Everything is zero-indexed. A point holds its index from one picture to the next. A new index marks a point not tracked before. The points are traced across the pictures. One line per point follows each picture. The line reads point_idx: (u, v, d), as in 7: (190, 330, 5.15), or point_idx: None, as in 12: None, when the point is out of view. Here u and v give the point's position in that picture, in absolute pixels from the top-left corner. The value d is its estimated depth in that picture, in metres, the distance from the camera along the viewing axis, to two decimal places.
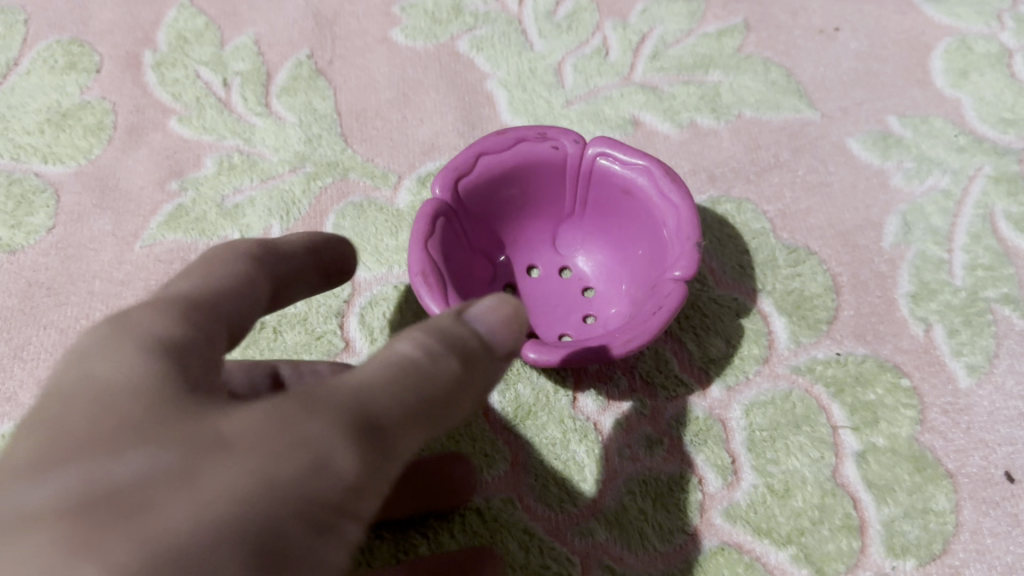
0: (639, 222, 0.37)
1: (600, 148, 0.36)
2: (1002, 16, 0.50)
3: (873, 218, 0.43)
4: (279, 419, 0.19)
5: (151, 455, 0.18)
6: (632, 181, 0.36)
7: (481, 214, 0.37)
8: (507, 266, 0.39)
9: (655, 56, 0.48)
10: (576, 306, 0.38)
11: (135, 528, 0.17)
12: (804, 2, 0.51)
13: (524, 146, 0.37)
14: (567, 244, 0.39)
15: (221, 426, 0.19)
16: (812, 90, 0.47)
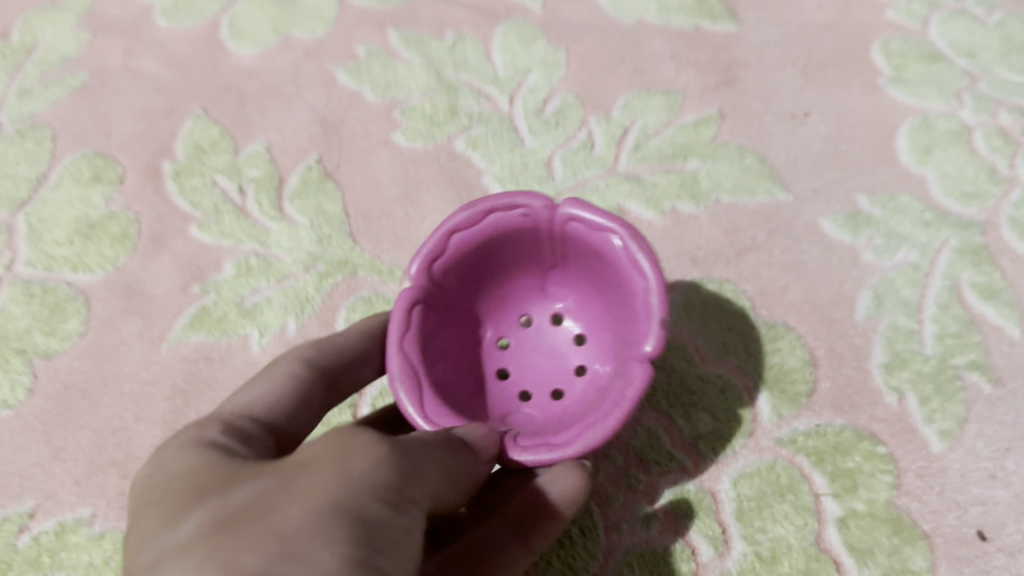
0: (614, 281, 0.39)
1: (569, 212, 0.38)
2: (961, 94, 0.54)
3: (846, 293, 0.46)
4: (328, 456, 0.28)
5: (254, 487, 0.27)
6: (606, 242, 0.38)
7: (463, 278, 0.40)
8: (499, 321, 0.42)
9: (637, 147, 0.52)
10: (564, 362, 0.41)
11: (262, 523, 0.25)
12: (774, 89, 0.55)
13: (494, 213, 0.38)
14: (557, 293, 0.41)
15: (289, 468, 0.27)
16: (784, 174, 0.51)
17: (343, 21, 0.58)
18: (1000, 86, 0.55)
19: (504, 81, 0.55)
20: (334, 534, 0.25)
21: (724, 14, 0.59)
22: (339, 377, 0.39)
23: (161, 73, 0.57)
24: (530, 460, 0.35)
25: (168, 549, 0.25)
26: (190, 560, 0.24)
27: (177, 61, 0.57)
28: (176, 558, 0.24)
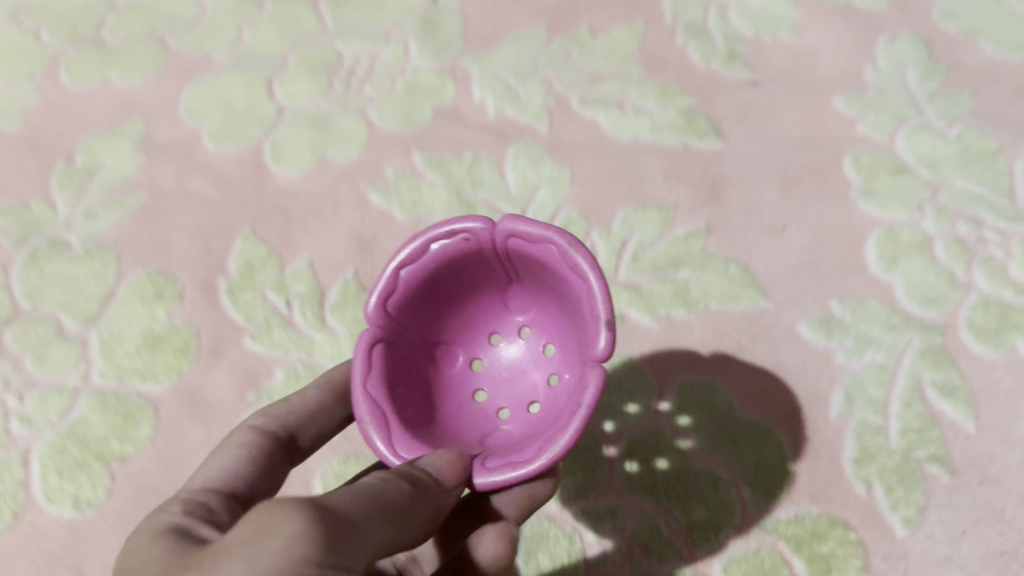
0: (562, 286, 0.44)
1: (506, 226, 0.43)
2: (923, 206, 0.61)
3: (821, 394, 0.53)
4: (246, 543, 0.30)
5: None
6: (543, 251, 0.42)
7: (422, 309, 0.45)
8: (471, 343, 0.47)
9: (635, 259, 0.60)
10: (532, 374, 0.46)
11: None
12: (756, 204, 0.62)
13: (434, 246, 0.44)
14: (518, 310, 0.46)
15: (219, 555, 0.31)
16: (766, 282, 0.58)
17: (376, 144, 0.67)
18: (959, 198, 0.61)
19: (516, 198, 0.64)
20: None
21: (710, 131, 0.68)
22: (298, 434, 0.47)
23: (211, 194, 0.64)
24: (497, 480, 0.41)
25: None
26: None
27: (225, 183, 0.65)
28: None
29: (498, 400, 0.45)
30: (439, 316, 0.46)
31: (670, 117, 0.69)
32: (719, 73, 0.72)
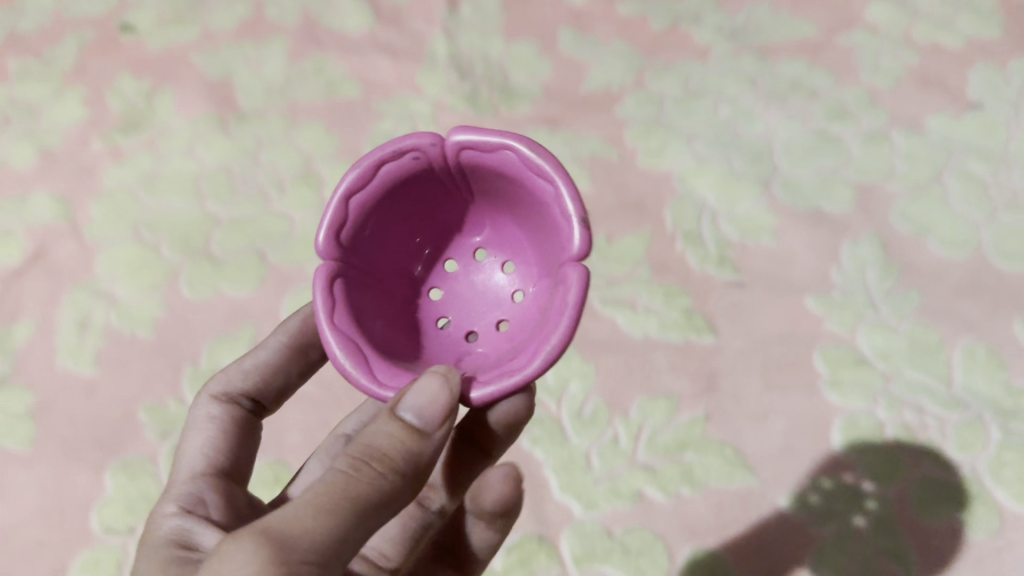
0: (513, 195, 0.60)
1: (459, 142, 0.57)
2: (877, 395, 0.79)
3: (799, 559, 0.73)
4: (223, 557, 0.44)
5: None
6: (494, 161, 0.58)
7: (371, 231, 0.60)
8: (432, 268, 0.62)
9: (650, 442, 0.78)
10: (491, 285, 0.61)
11: None
12: (743, 396, 0.81)
13: (383, 167, 0.58)
14: (470, 232, 0.62)
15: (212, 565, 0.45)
16: (754, 464, 0.78)
17: None
18: (908, 387, 0.79)
19: (554, 389, 0.81)
20: None
21: (705, 328, 0.85)
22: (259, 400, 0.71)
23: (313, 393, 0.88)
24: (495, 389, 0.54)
25: None
26: None
27: (323, 381, 0.89)
28: None
29: (460, 317, 0.61)
30: (391, 241, 0.61)
31: (673, 317, 0.86)
32: (710, 275, 0.89)
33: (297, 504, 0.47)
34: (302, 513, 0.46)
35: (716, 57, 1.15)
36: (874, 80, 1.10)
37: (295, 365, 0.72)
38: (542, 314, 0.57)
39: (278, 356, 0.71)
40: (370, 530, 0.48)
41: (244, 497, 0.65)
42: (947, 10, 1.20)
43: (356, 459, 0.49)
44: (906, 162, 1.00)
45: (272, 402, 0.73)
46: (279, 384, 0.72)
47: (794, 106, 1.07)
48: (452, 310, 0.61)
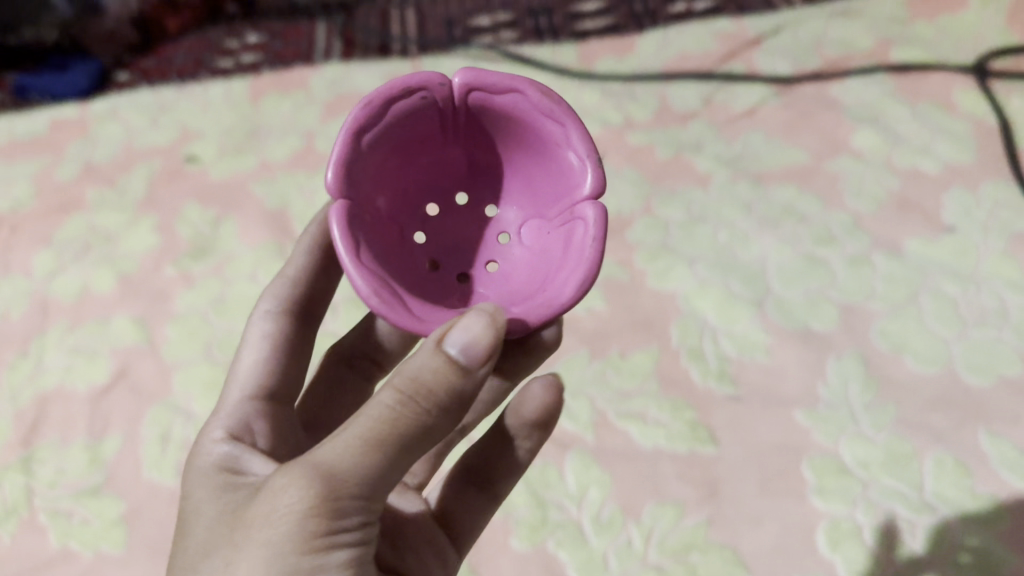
0: (506, 135, 0.74)
1: (469, 86, 0.70)
2: (856, 500, 0.92)
3: None
4: (287, 485, 0.61)
5: (265, 496, 0.63)
6: (503, 105, 0.72)
7: (374, 169, 0.71)
8: (419, 214, 0.75)
9: (660, 543, 0.90)
10: (482, 229, 0.75)
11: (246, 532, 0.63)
12: (741, 503, 0.93)
13: (394, 106, 0.69)
14: (452, 174, 0.76)
15: (277, 485, 0.62)
16: (751, 564, 0.89)
17: None
18: (885, 492, 0.92)
19: (575, 495, 0.94)
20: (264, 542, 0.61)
21: (708, 439, 0.98)
22: (304, 307, 0.89)
23: None
24: (537, 318, 0.67)
25: (242, 519, 0.64)
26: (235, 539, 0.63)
27: None
28: (233, 532, 0.64)
29: (457, 258, 0.74)
30: (385, 184, 0.73)
31: (680, 429, 0.98)
32: (712, 389, 1.02)
33: (350, 438, 0.61)
34: (352, 452, 0.61)
35: (715, 184, 1.30)
36: (858, 204, 1.24)
37: (325, 273, 0.90)
38: (555, 245, 0.73)
39: (310, 260, 0.89)
40: (414, 451, 0.63)
41: (285, 415, 0.84)
42: (925, 138, 1.34)
43: (404, 395, 0.61)
44: (886, 282, 1.12)
45: (313, 304, 0.90)
46: (315, 291, 0.90)
47: (786, 229, 1.21)
48: (449, 253, 0.74)
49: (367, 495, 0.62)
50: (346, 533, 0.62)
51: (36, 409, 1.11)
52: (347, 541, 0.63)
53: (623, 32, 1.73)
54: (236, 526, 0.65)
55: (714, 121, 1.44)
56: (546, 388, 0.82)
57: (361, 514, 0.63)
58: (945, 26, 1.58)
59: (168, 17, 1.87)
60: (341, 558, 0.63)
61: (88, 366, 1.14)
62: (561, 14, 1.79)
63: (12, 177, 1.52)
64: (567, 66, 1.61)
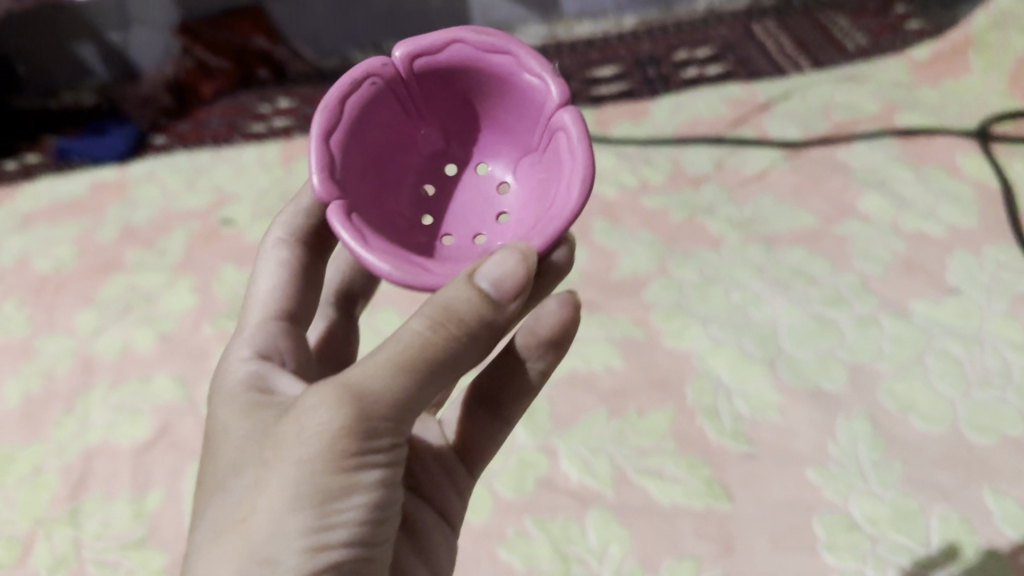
0: (460, 88, 0.81)
1: (407, 53, 0.78)
2: (866, 557, 0.96)
3: None
4: (321, 402, 0.66)
5: (297, 413, 0.67)
6: (443, 58, 0.79)
7: (358, 162, 0.78)
8: (419, 197, 0.82)
9: None
10: (481, 189, 0.82)
11: (277, 448, 0.66)
12: (755, 558, 0.97)
13: (346, 100, 0.76)
14: (434, 147, 0.83)
15: (309, 403, 0.66)
16: None
17: (499, 512, 1.03)
18: (893, 548, 0.96)
19: (596, 550, 0.99)
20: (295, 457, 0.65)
21: (724, 495, 1.02)
22: (317, 236, 0.95)
23: None
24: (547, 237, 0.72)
25: (272, 436, 0.68)
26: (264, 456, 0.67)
27: None
28: (262, 450, 0.68)
29: (464, 221, 0.81)
30: (375, 176, 0.79)
31: (697, 486, 1.03)
32: (727, 447, 1.07)
33: (387, 363, 0.67)
34: (387, 376, 0.66)
35: (727, 247, 1.36)
36: (865, 267, 1.29)
37: None
38: (547, 168, 0.79)
39: None
40: (443, 376, 0.69)
41: (304, 335, 0.91)
42: (929, 201, 1.40)
43: (436, 320, 0.67)
44: (892, 343, 1.17)
45: (322, 229, 0.95)
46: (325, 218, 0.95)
47: (796, 291, 1.26)
48: (456, 219, 0.81)
49: (396, 417, 0.67)
50: (378, 453, 0.67)
51: (82, 465, 1.16)
52: (376, 463, 0.68)
53: (638, 97, 1.83)
54: (265, 442, 0.69)
55: (726, 184, 1.51)
56: (561, 306, 0.86)
57: (390, 436, 0.68)
58: (947, 91, 1.64)
59: (204, 83, 1.97)
60: (370, 477, 0.68)
61: (131, 423, 1.20)
62: (578, 80, 1.92)
63: (56, 238, 1.60)
64: (585, 131, 1.70)
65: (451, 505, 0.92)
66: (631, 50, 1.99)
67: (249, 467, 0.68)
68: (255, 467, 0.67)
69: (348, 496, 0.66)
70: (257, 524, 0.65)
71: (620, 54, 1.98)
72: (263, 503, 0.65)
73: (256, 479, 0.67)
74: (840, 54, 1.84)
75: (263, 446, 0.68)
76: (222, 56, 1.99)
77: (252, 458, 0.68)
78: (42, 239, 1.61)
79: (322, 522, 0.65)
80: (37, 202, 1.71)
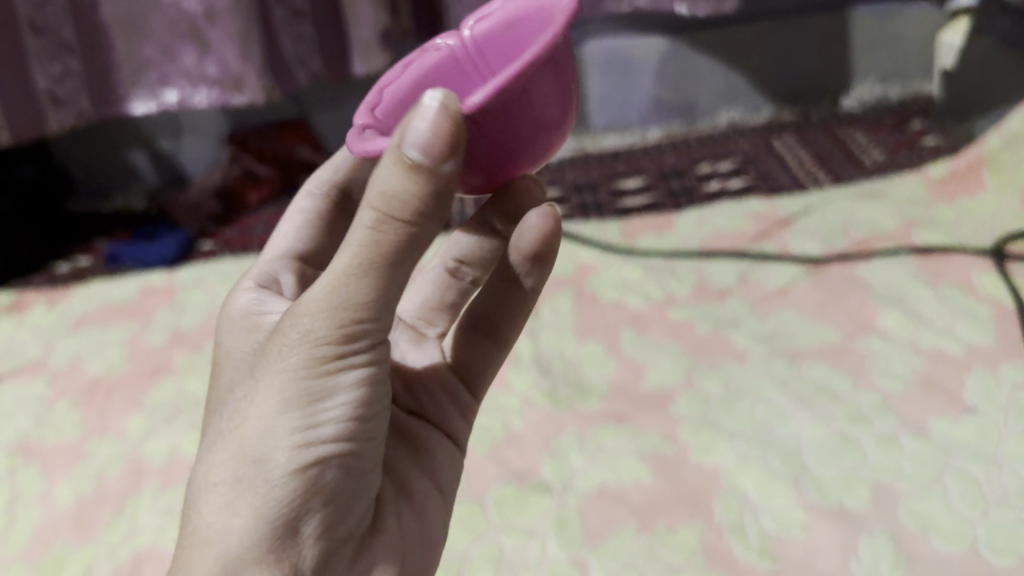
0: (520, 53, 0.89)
1: (473, 25, 0.91)
2: None
3: None
4: (297, 318, 0.77)
5: (284, 327, 0.79)
6: (496, 22, 0.89)
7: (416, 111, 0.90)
8: None
9: None
10: None
11: (269, 362, 0.80)
12: None
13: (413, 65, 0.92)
14: None
15: (291, 319, 0.78)
16: None
17: None
18: None
19: None
20: (280, 371, 0.78)
21: None
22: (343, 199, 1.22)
23: None
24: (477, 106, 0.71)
25: (271, 346, 0.81)
26: (261, 369, 0.81)
27: None
28: (261, 364, 0.82)
29: None
30: None
31: None
32: (754, 564, 1.10)
33: (345, 267, 0.74)
34: (345, 282, 0.74)
35: (752, 361, 1.41)
36: (886, 385, 1.34)
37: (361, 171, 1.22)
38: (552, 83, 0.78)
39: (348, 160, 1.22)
40: (405, 267, 0.74)
41: (311, 272, 1.19)
42: (947, 320, 1.45)
43: (380, 214, 0.71)
44: (912, 462, 1.21)
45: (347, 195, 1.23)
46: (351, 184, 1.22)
47: (819, 408, 1.31)
48: None
49: (367, 317, 0.76)
50: (355, 354, 0.78)
51: (131, 567, 1.22)
52: (355, 363, 0.79)
53: (663, 209, 1.91)
54: (266, 353, 0.82)
55: (750, 298, 1.56)
56: (542, 218, 0.97)
57: (368, 338, 0.78)
58: (963, 208, 1.71)
59: (250, 191, 2.06)
60: (352, 377, 0.79)
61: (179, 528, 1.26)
62: (605, 192, 2.01)
63: (106, 341, 1.69)
64: (612, 242, 1.79)
65: (455, 424, 1.07)
66: (655, 163, 2.09)
67: (254, 379, 0.82)
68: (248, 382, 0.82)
69: (330, 393, 0.79)
70: (255, 426, 0.80)
71: (644, 166, 2.08)
72: (255, 410, 0.80)
73: (249, 390, 0.81)
74: (858, 170, 1.92)
75: (262, 360, 0.82)
76: (267, 164, 2.08)
77: (256, 372, 0.82)
78: (94, 341, 1.69)
79: (308, 422, 0.78)
80: (89, 304, 1.80)
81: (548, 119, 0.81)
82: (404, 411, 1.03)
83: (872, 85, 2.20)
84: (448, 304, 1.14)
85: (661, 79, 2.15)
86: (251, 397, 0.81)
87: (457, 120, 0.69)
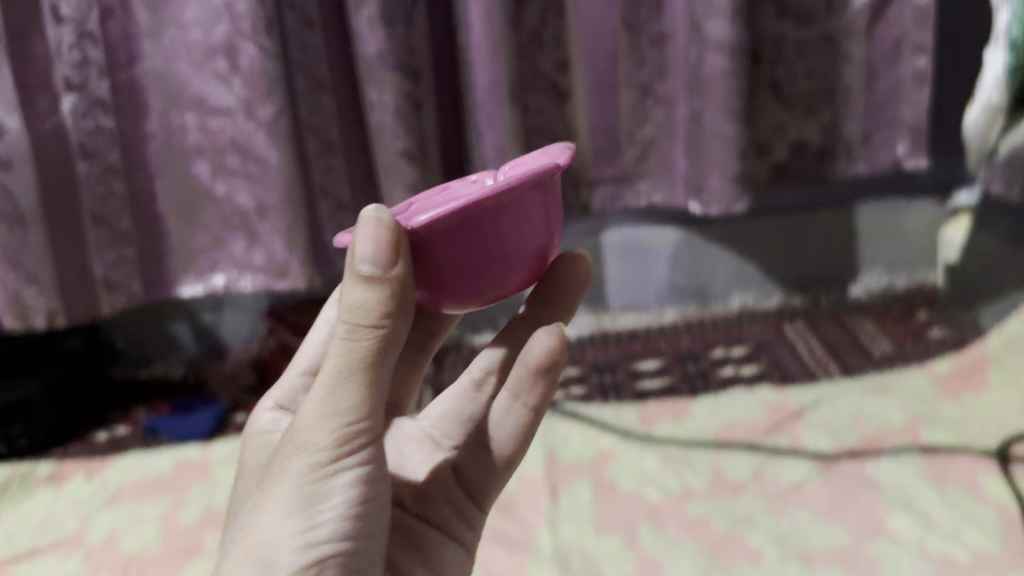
0: None
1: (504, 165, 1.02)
2: None
3: None
4: (294, 434, 0.88)
5: (282, 444, 0.89)
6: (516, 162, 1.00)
7: None
8: None
9: None
10: None
11: (270, 480, 0.89)
12: None
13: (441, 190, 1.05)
14: None
15: (290, 437, 0.88)
16: None
17: None
18: None
19: None
20: (280, 483, 0.87)
21: None
22: None
23: None
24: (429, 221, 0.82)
25: (270, 467, 0.91)
26: (263, 488, 0.90)
27: None
28: (262, 485, 0.90)
29: None
30: None
31: None
32: None
33: (332, 377, 0.86)
34: (332, 388, 0.85)
35: (767, 562, 1.46)
36: None
37: None
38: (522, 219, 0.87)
39: None
40: (381, 369, 0.87)
41: None
42: (955, 523, 1.50)
43: (352, 323, 0.84)
44: None
45: None
46: None
47: None
48: None
49: (356, 419, 0.87)
50: (348, 455, 0.88)
51: None
52: (348, 464, 0.88)
53: (679, 394, 1.98)
54: (266, 474, 0.91)
55: (764, 494, 1.62)
56: (551, 337, 1.05)
57: (358, 439, 0.88)
58: (966, 404, 1.78)
59: (283, 362, 2.13)
60: (345, 478, 0.89)
61: None
62: (623, 373, 2.09)
63: (142, 517, 1.75)
64: (630, 427, 1.86)
65: (461, 532, 1.15)
66: (671, 345, 2.18)
67: (255, 500, 0.91)
68: (253, 498, 0.90)
69: (326, 495, 0.87)
70: (257, 534, 0.87)
71: (661, 348, 2.17)
72: (257, 521, 0.87)
73: (255, 503, 0.90)
74: (868, 360, 2.00)
75: (262, 480, 0.91)
76: (304, 338, 2.16)
77: (257, 493, 0.91)
78: (129, 517, 1.75)
79: (308, 523, 0.86)
80: (126, 477, 1.87)
81: (512, 251, 0.88)
82: (409, 514, 1.12)
83: (879, 274, 2.31)
84: (467, 419, 1.22)
85: (677, 268, 2.30)
86: (252, 514, 0.89)
87: (395, 229, 0.82)
